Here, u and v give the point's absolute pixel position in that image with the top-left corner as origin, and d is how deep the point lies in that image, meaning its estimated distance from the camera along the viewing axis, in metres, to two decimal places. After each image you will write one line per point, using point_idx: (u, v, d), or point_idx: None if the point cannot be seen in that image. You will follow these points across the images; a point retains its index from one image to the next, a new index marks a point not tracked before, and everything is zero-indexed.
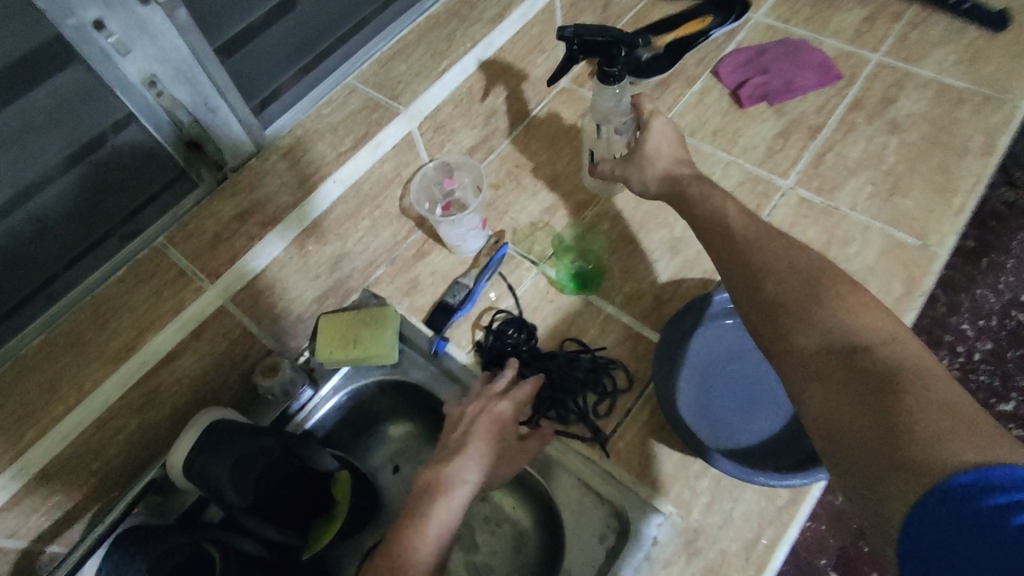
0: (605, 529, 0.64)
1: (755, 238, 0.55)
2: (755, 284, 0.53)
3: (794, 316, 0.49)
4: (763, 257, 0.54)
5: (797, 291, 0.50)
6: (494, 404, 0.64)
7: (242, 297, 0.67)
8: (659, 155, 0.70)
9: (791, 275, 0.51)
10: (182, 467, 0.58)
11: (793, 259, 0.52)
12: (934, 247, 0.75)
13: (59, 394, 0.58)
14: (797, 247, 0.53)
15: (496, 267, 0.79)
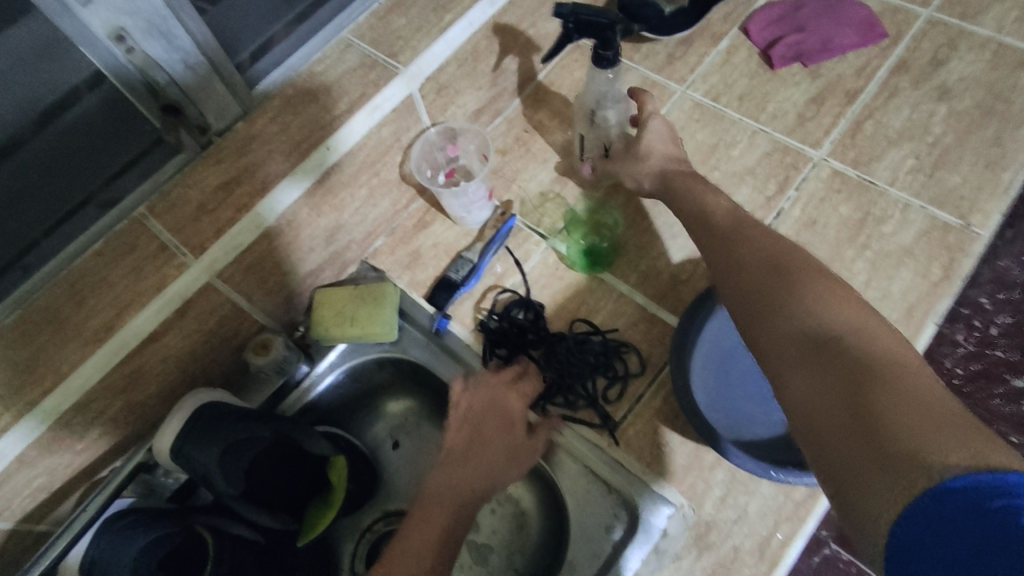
0: (612, 520, 0.61)
1: (744, 239, 0.56)
2: (738, 278, 0.53)
3: (774, 308, 0.48)
4: (747, 252, 0.55)
5: (775, 285, 0.50)
6: (496, 399, 0.64)
7: (230, 273, 0.63)
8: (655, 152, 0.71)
9: (775, 272, 0.51)
10: (168, 453, 0.55)
11: (772, 256, 0.53)
12: (976, 227, 0.70)
13: (36, 376, 0.54)
14: (782, 247, 0.53)
15: (502, 240, 0.74)
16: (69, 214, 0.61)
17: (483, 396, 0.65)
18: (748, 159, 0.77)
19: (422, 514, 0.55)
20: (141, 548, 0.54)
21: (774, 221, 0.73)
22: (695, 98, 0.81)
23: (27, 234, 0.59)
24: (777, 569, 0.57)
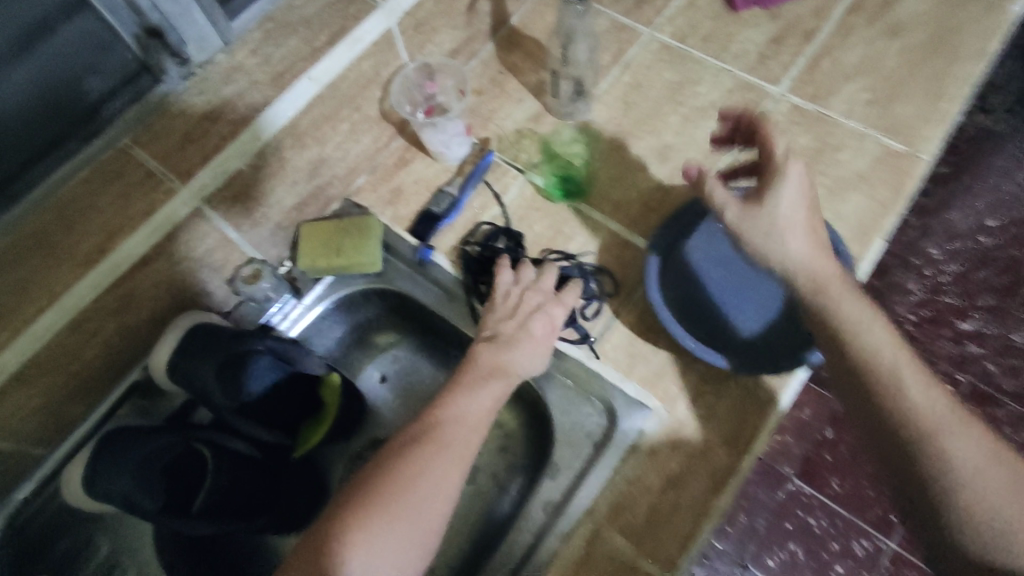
0: (592, 426, 0.68)
1: (944, 429, 0.47)
2: (942, 488, 0.46)
3: (1007, 539, 0.44)
4: (959, 455, 0.46)
5: (977, 496, 0.45)
6: (547, 304, 0.64)
7: (219, 201, 0.64)
8: (789, 220, 0.55)
9: (982, 486, 0.45)
10: (166, 370, 0.58)
11: (996, 471, 0.45)
12: (920, 153, 0.75)
13: (28, 297, 0.56)
14: (991, 448, 0.46)
15: (481, 175, 0.77)
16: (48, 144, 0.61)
17: (536, 295, 0.64)
18: (713, 96, 0.81)
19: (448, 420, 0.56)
20: (139, 461, 0.55)
21: (737, 152, 0.77)
22: (662, 40, 0.85)
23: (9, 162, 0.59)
24: (748, 454, 0.61)
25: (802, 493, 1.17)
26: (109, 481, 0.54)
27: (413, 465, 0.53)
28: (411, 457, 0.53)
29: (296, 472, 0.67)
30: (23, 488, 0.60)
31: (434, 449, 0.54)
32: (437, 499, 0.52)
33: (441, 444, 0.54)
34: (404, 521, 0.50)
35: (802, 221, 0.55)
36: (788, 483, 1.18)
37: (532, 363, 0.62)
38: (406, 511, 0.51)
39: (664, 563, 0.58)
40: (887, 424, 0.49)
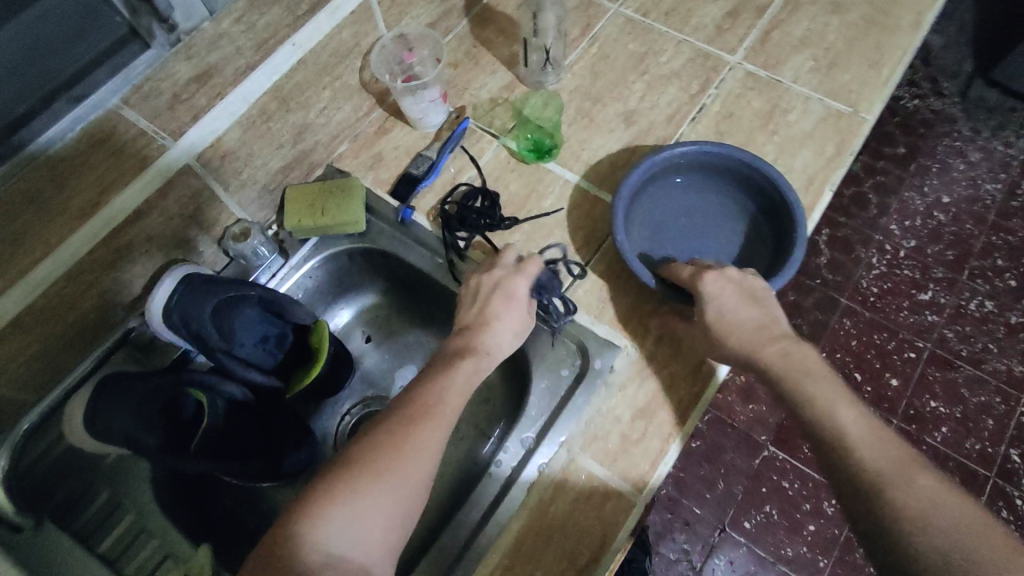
0: (570, 366, 0.70)
1: (891, 479, 0.54)
2: (893, 533, 0.52)
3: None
4: (911, 504, 0.52)
5: (941, 546, 0.50)
6: (511, 278, 0.67)
7: (208, 158, 0.68)
8: (730, 333, 0.64)
9: (943, 536, 0.50)
10: (160, 315, 0.60)
11: (948, 518, 0.51)
12: (864, 113, 0.81)
13: (24, 247, 0.58)
14: (942, 493, 0.53)
15: (458, 140, 0.81)
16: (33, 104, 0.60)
17: (499, 273, 0.67)
18: (674, 64, 0.86)
19: (435, 397, 0.58)
20: (140, 399, 0.61)
21: (697, 114, 0.83)
22: (627, 15, 0.90)
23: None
24: (709, 386, 0.68)
25: (775, 459, 1.33)
26: (109, 418, 0.59)
27: (394, 447, 0.53)
28: (391, 439, 0.54)
29: (291, 426, 0.69)
30: (19, 426, 0.61)
31: (419, 428, 0.55)
32: (422, 480, 0.54)
33: (427, 423, 0.56)
34: (382, 499, 0.51)
35: (739, 325, 0.64)
36: (763, 450, 1.35)
37: (505, 339, 0.64)
38: (385, 489, 0.51)
39: (635, 481, 0.64)
40: (846, 489, 0.56)
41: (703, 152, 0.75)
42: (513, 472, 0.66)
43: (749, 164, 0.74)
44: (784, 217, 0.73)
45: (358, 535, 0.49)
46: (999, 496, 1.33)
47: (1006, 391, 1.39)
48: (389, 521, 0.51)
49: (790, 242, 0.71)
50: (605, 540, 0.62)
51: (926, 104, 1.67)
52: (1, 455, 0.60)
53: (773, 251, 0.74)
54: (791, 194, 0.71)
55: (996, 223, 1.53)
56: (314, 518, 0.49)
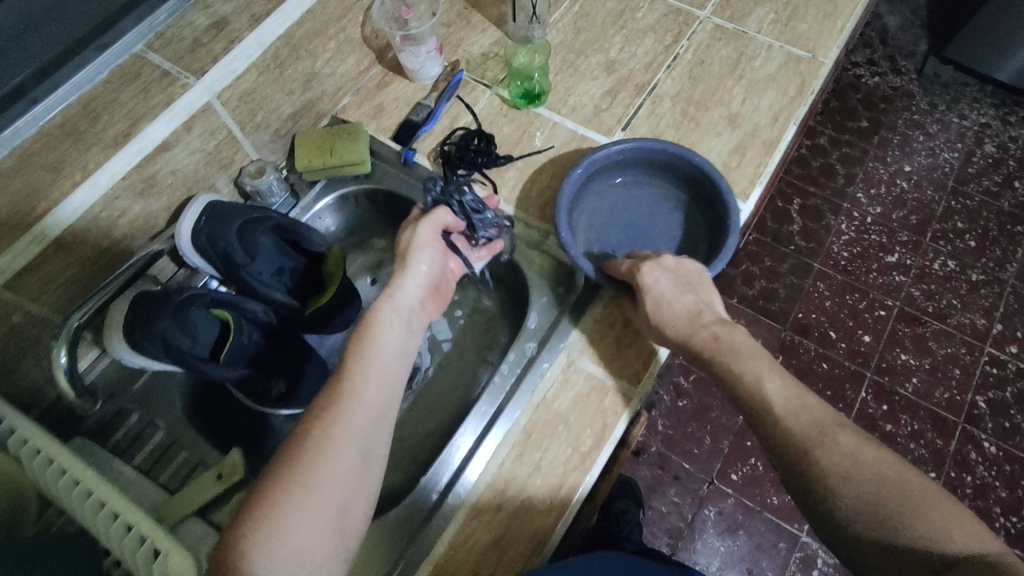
0: (564, 285, 0.77)
1: (816, 438, 0.58)
2: (822, 485, 0.56)
3: (876, 523, 0.53)
4: (833, 456, 0.56)
5: (869, 493, 0.54)
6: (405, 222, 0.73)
7: (228, 97, 0.73)
8: (668, 318, 0.69)
9: (867, 484, 0.54)
10: (190, 236, 0.67)
11: (865, 467, 0.55)
12: (821, 58, 0.90)
13: (64, 173, 0.63)
14: (863, 442, 0.57)
15: (454, 90, 0.87)
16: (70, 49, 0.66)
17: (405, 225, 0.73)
18: (649, 20, 0.94)
19: (349, 385, 0.58)
20: (172, 314, 0.63)
21: (672, 63, 0.90)
22: None
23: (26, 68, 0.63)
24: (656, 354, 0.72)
25: None
26: (150, 324, 0.62)
27: (309, 452, 0.54)
28: (305, 446, 0.54)
29: (299, 352, 0.75)
30: (71, 321, 0.58)
31: (334, 422, 0.55)
32: (360, 459, 0.55)
33: (342, 414, 0.56)
34: (308, 504, 0.51)
35: (674, 311, 0.69)
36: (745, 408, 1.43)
37: (417, 280, 0.69)
38: (309, 494, 0.52)
39: (629, 378, 0.71)
40: (782, 453, 0.60)
41: (641, 148, 0.80)
42: (455, 475, 0.67)
43: (685, 159, 0.79)
44: (719, 206, 0.78)
45: (291, 548, 0.50)
46: (968, 440, 1.39)
47: (970, 342, 1.47)
48: (323, 525, 0.51)
49: (725, 230, 0.76)
50: (605, 429, 0.68)
51: (885, 81, 1.78)
52: (59, 346, 0.56)
53: (712, 238, 0.79)
54: (722, 183, 0.76)
55: (955, 189, 1.63)
56: (257, 535, 0.49)
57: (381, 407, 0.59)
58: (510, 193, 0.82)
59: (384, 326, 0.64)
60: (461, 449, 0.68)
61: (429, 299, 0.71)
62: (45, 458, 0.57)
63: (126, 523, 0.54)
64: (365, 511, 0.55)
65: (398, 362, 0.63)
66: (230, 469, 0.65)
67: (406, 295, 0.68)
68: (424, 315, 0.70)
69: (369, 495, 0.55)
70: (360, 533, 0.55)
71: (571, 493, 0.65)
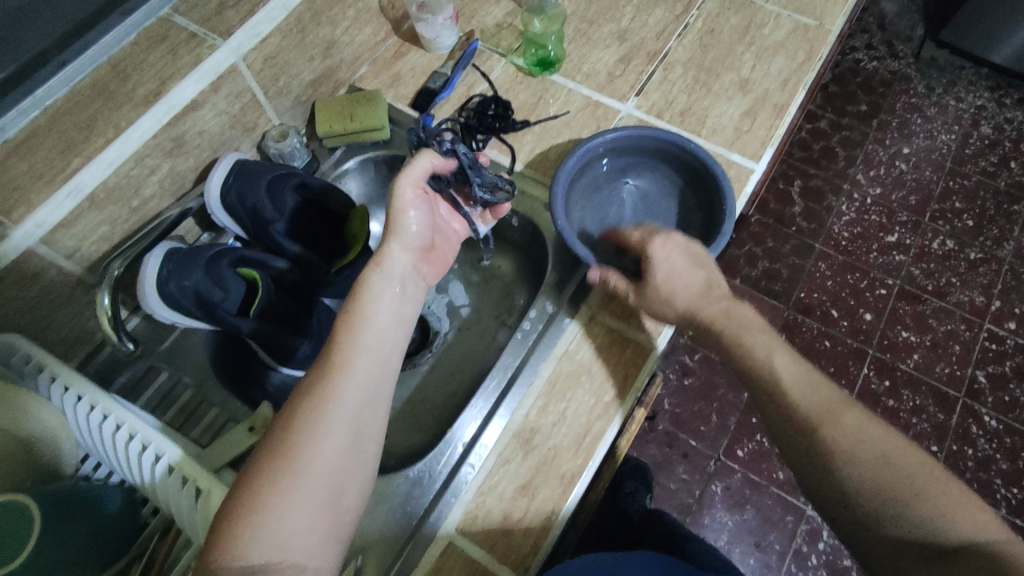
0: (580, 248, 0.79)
1: (821, 418, 0.57)
2: (829, 466, 0.56)
3: (877, 507, 0.53)
4: (839, 436, 0.56)
5: (877, 475, 0.54)
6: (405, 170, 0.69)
7: (253, 58, 0.74)
8: (678, 291, 0.67)
9: (873, 466, 0.54)
10: (220, 196, 0.70)
11: (871, 448, 0.55)
12: (828, 25, 0.92)
13: (97, 130, 0.63)
14: (867, 422, 0.57)
15: (470, 58, 0.89)
16: (98, 11, 0.66)
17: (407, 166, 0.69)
18: None
19: (339, 362, 0.56)
20: (203, 271, 0.65)
21: (683, 31, 0.92)
22: None
23: (57, 30, 0.63)
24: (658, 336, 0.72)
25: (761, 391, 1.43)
26: (181, 278, 0.64)
27: (297, 435, 0.52)
28: (292, 430, 0.52)
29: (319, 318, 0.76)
30: (113, 268, 0.60)
31: (322, 402, 0.53)
32: (352, 438, 0.54)
33: (330, 394, 0.54)
34: (299, 489, 0.50)
35: (682, 285, 0.67)
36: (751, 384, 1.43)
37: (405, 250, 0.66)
38: (298, 480, 0.50)
39: (650, 331, 0.72)
40: (787, 432, 0.59)
41: (630, 135, 0.78)
42: (473, 437, 0.68)
43: (680, 143, 0.77)
44: (713, 191, 0.76)
45: (282, 534, 0.49)
46: (969, 414, 1.41)
47: (970, 319, 1.50)
48: (313, 509, 0.50)
49: (720, 216, 0.74)
50: (628, 379, 0.69)
51: (883, 64, 1.80)
52: (103, 291, 0.58)
53: (705, 223, 0.78)
54: (715, 167, 0.74)
55: (952, 169, 1.66)
56: (247, 524, 0.48)
57: (371, 383, 0.57)
58: (527, 156, 0.84)
59: (372, 298, 0.61)
60: (473, 421, 0.69)
61: (422, 266, 0.69)
62: (87, 405, 0.61)
63: (167, 464, 0.58)
64: (357, 493, 0.54)
65: (389, 335, 0.60)
66: (262, 421, 0.66)
67: (394, 265, 0.65)
68: (418, 282, 0.68)
69: (360, 475, 0.54)
70: (354, 514, 0.54)
71: (595, 441, 0.66)
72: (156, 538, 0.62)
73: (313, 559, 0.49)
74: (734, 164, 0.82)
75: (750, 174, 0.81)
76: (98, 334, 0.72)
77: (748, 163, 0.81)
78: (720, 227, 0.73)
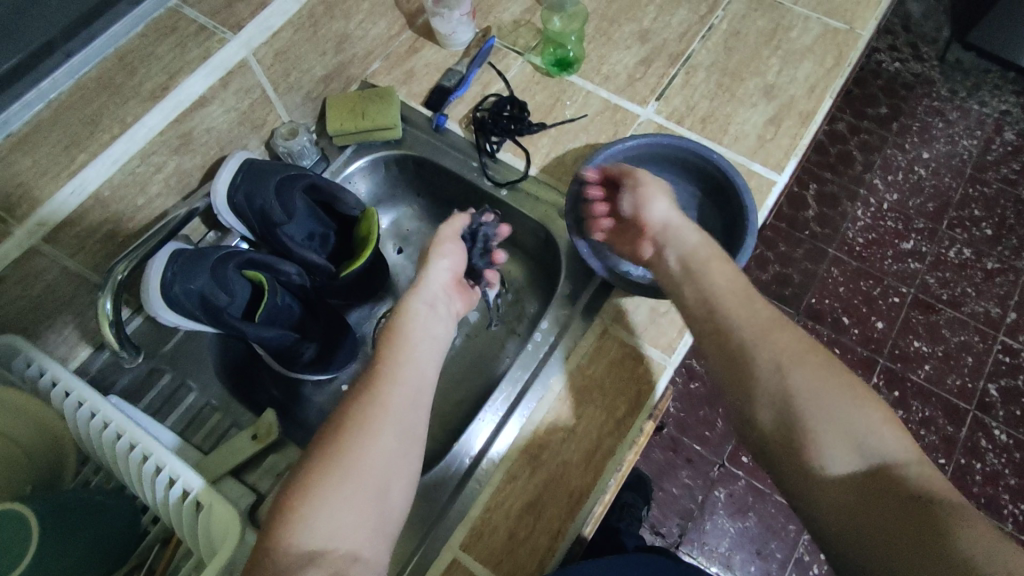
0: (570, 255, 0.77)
1: (762, 330, 0.55)
2: (779, 376, 0.52)
3: (818, 423, 0.50)
4: (784, 347, 0.54)
5: (818, 384, 0.51)
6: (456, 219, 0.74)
7: (263, 53, 0.71)
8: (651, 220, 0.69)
9: (816, 374, 0.52)
10: (227, 196, 0.68)
11: (812, 360, 0.53)
12: (859, 30, 0.89)
13: (101, 126, 0.62)
14: (803, 337, 0.55)
15: (485, 56, 0.86)
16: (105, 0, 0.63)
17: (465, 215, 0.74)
18: None
19: (385, 371, 0.59)
20: (208, 274, 0.64)
21: (706, 33, 0.89)
22: None
23: (65, 19, 0.61)
24: (672, 351, 0.69)
25: None
26: (188, 281, 0.63)
27: (347, 435, 0.53)
28: (342, 431, 0.54)
29: (327, 324, 0.75)
30: (117, 273, 0.59)
31: (371, 406, 0.55)
32: (399, 441, 0.55)
33: (378, 398, 0.56)
34: (350, 484, 0.51)
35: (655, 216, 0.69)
36: None
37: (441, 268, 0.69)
38: (348, 476, 0.51)
39: (664, 347, 0.70)
40: (731, 347, 0.56)
41: (649, 143, 0.76)
42: (482, 448, 0.67)
43: (701, 153, 0.75)
44: (736, 203, 0.73)
45: (332, 527, 0.49)
46: (978, 427, 1.39)
47: (984, 330, 1.47)
48: (362, 504, 0.51)
49: (741, 229, 0.71)
50: (640, 397, 0.67)
51: (906, 67, 1.75)
52: (105, 295, 0.57)
53: (727, 235, 0.75)
54: (736, 177, 0.72)
55: (972, 176, 1.62)
56: (299, 517, 0.49)
57: (416, 391, 0.58)
58: (543, 160, 0.81)
59: (411, 315, 0.65)
60: (482, 433, 0.67)
61: (456, 290, 0.71)
62: (89, 411, 0.60)
63: (168, 476, 0.57)
64: (403, 494, 0.54)
65: (429, 349, 0.63)
66: (265, 429, 0.66)
67: (431, 284, 0.68)
68: (452, 303, 0.70)
69: (405, 477, 0.54)
70: (400, 516, 0.54)
71: (604, 460, 0.65)
72: (155, 548, 0.61)
73: (362, 553, 0.50)
74: (756, 175, 0.79)
75: (772, 185, 0.78)
76: (100, 333, 0.71)
77: (770, 174, 0.79)
78: (740, 240, 0.71)
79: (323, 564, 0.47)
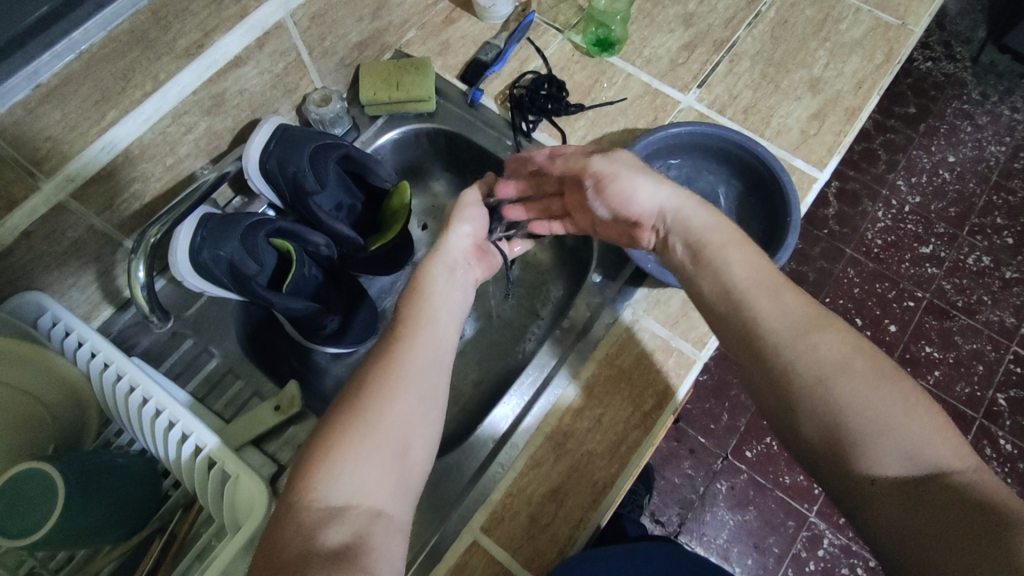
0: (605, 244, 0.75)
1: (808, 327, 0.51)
2: (820, 376, 0.49)
3: (871, 437, 0.47)
4: (835, 350, 0.50)
5: (868, 391, 0.48)
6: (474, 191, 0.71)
7: (300, 17, 0.69)
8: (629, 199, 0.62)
9: (867, 377, 0.48)
10: (259, 161, 0.67)
11: (863, 366, 0.49)
12: (910, 25, 0.86)
13: (134, 82, 0.59)
14: (853, 340, 0.50)
15: (525, 31, 0.84)
16: None
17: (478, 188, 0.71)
18: None
19: (408, 332, 0.57)
20: (238, 240, 0.63)
21: (753, 20, 0.86)
22: None
23: None
24: (702, 346, 0.68)
25: None
26: (216, 247, 0.62)
27: (368, 393, 0.52)
28: (366, 388, 0.52)
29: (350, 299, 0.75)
30: (149, 236, 0.58)
31: (394, 363, 0.54)
32: (422, 404, 0.53)
33: (401, 355, 0.55)
34: (373, 441, 0.50)
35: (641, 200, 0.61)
36: None
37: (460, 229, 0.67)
38: (373, 432, 0.50)
39: (695, 341, 0.69)
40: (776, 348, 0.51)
41: (694, 132, 0.74)
42: (506, 433, 0.66)
43: (746, 145, 0.73)
44: (778, 199, 0.72)
45: (355, 482, 0.48)
46: (984, 435, 1.38)
47: (997, 339, 1.44)
48: (386, 460, 0.50)
49: (783, 225, 0.70)
50: (668, 391, 0.66)
51: (938, 67, 1.71)
52: (139, 257, 0.57)
53: (768, 232, 0.73)
54: (782, 172, 0.70)
55: (997, 183, 1.58)
56: (323, 474, 0.47)
57: (438, 353, 0.57)
58: (579, 142, 0.79)
59: (432, 277, 0.63)
60: (508, 416, 0.67)
61: (476, 256, 0.69)
62: (115, 372, 0.60)
63: (194, 444, 0.57)
64: (424, 454, 0.52)
65: (449, 313, 0.62)
66: (288, 400, 0.65)
67: (452, 248, 0.66)
68: (473, 270, 0.68)
69: (427, 439, 0.53)
70: (420, 476, 0.52)
71: (631, 451, 0.64)
72: (177, 513, 0.61)
73: (385, 511, 0.48)
74: (797, 171, 0.77)
75: (813, 183, 0.76)
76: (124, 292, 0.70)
77: (813, 171, 0.77)
78: (781, 238, 0.69)
79: (346, 519, 0.46)
